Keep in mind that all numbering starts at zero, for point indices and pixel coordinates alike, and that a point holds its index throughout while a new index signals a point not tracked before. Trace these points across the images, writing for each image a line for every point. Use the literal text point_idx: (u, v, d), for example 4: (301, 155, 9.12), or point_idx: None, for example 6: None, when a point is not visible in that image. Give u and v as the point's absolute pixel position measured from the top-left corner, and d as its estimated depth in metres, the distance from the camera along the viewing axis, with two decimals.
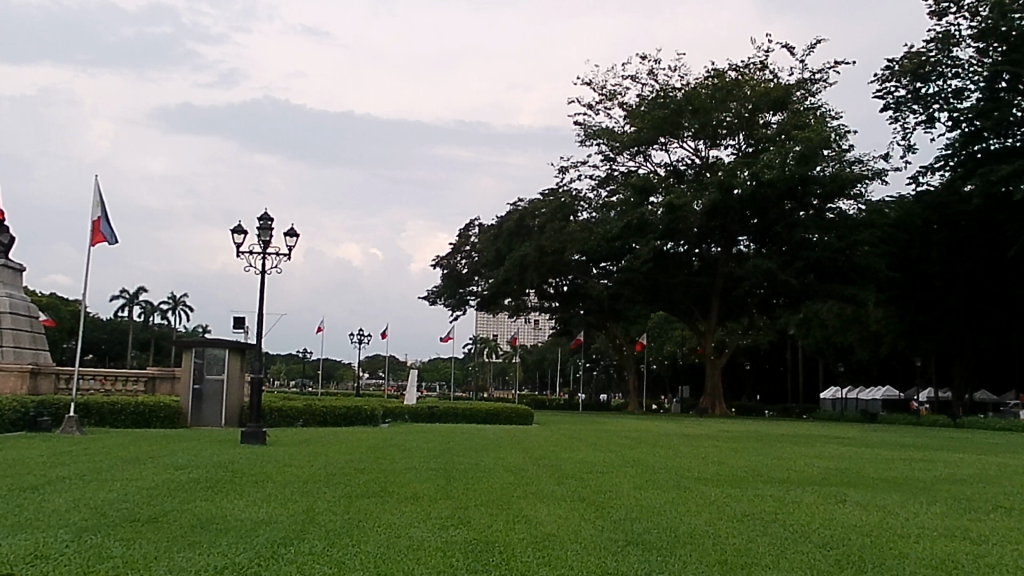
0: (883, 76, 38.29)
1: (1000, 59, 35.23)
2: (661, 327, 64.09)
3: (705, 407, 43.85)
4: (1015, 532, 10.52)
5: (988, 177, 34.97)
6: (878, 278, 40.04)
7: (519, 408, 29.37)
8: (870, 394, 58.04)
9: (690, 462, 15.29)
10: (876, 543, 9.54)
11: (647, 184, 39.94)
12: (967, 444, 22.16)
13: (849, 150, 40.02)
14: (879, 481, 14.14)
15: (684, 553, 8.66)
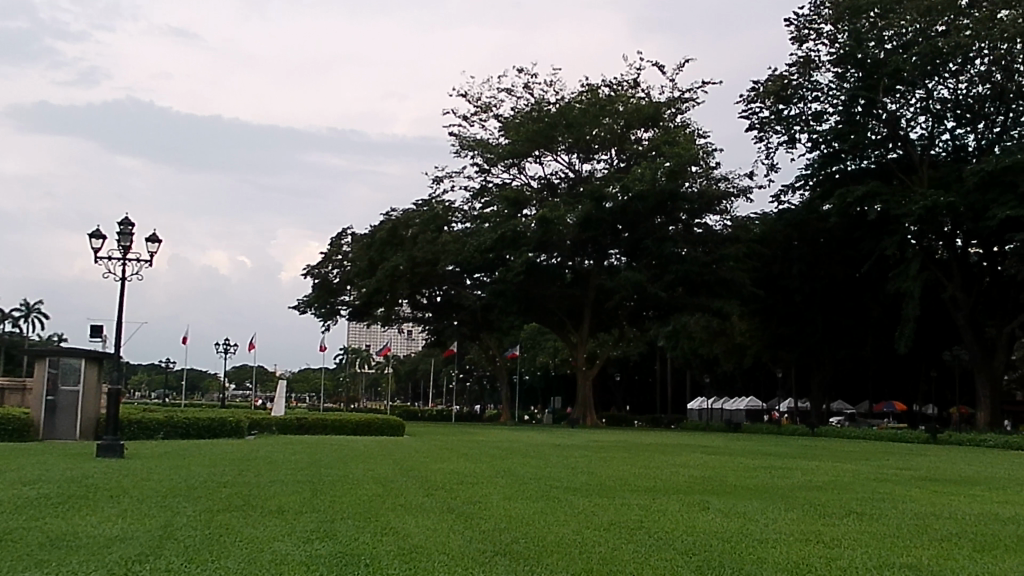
0: (748, 98, 39.65)
1: (856, 84, 36.97)
2: (534, 338, 64.74)
3: (576, 418, 44.41)
4: (866, 536, 11.00)
5: (845, 197, 36.72)
6: (742, 292, 41.41)
7: (391, 420, 29.10)
8: (734, 404, 59.80)
9: (559, 473, 15.43)
10: (737, 548, 9.84)
11: (520, 196, 40.51)
12: (820, 453, 22.98)
13: (716, 167, 41.34)
14: (739, 489, 14.60)
15: (551, 562, 8.72)
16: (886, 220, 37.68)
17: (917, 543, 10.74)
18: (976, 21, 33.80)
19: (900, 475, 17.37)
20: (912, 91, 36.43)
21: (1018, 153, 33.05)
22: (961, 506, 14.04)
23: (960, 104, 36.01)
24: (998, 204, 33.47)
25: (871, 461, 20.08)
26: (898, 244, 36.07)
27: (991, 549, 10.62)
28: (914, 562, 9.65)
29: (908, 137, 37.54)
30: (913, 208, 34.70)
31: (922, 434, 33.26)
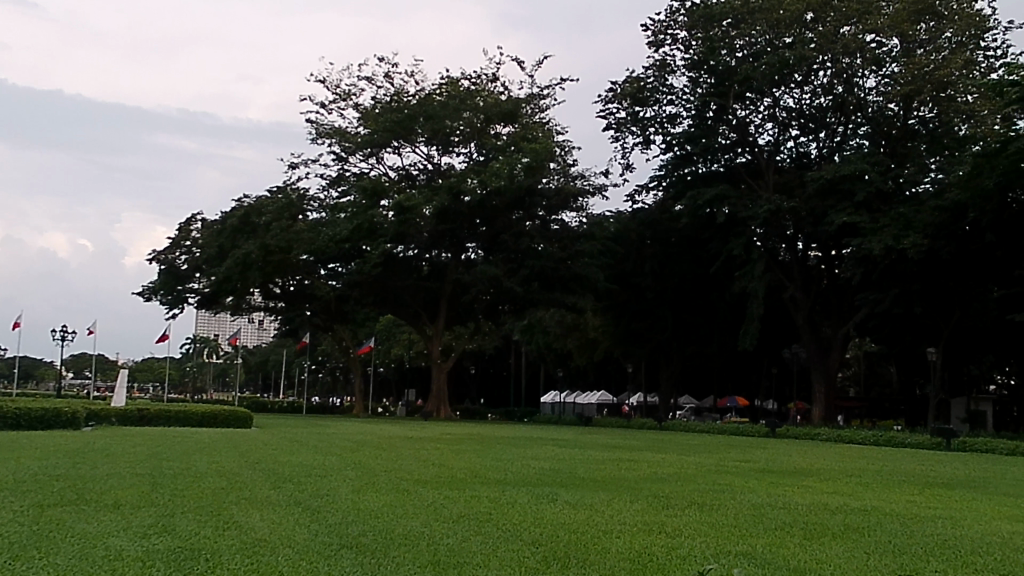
0: (606, 98, 40.40)
1: (707, 90, 38.19)
2: (389, 330, 64.39)
3: (430, 410, 44.41)
4: (706, 526, 11.41)
5: (695, 199, 37.95)
6: (595, 288, 42.32)
7: (238, 412, 28.35)
8: (586, 398, 60.99)
9: (411, 466, 15.37)
10: (582, 539, 10.04)
11: (378, 186, 40.14)
12: (666, 445, 23.74)
13: (573, 165, 42.05)
14: (586, 480, 14.90)
15: (397, 555, 8.67)
16: (733, 222, 39.12)
17: (754, 532, 11.22)
18: (820, 35, 35.40)
19: (741, 467, 18.09)
20: (760, 99, 37.85)
21: (856, 162, 34.89)
22: (794, 496, 14.74)
23: (804, 114, 37.62)
24: (836, 210, 35.27)
25: (714, 454, 20.83)
26: (744, 246, 37.50)
27: (819, 536, 11.20)
28: (749, 550, 10.07)
29: (756, 143, 39.00)
30: (759, 212, 36.27)
31: (761, 428, 34.76)
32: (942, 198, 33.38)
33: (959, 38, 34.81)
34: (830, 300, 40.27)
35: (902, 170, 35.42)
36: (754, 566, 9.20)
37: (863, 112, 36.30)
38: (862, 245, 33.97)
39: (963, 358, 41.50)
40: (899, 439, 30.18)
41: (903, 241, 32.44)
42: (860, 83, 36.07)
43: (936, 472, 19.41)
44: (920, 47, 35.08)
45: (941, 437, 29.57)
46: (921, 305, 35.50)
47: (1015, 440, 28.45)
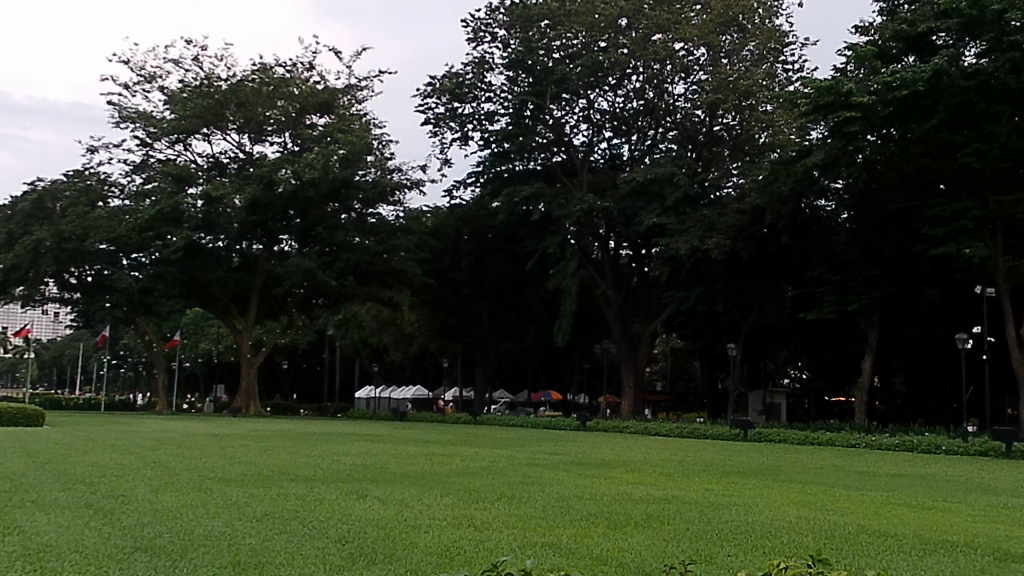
0: (424, 92, 40.35)
1: (525, 89, 38.74)
2: (197, 324, 62.16)
3: (239, 406, 43.14)
4: (513, 518, 11.54)
5: (512, 196, 38.47)
6: (412, 283, 42.25)
7: (28, 410, 26.52)
8: (401, 393, 60.80)
9: (216, 464, 14.88)
10: (390, 534, 9.99)
11: (186, 173, 38.68)
12: (477, 440, 23.95)
13: (390, 158, 41.85)
14: (398, 476, 14.87)
15: (195, 557, 8.36)
16: (547, 220, 39.88)
17: (561, 524, 11.44)
18: (632, 40, 36.55)
19: (551, 460, 18.50)
20: (575, 100, 38.73)
21: (664, 165, 36.28)
22: (601, 487, 15.17)
23: (617, 116, 38.75)
24: (645, 211, 36.53)
25: (525, 447, 21.20)
26: (558, 243, 38.30)
27: (623, 526, 11.54)
28: (554, 541, 10.26)
29: (571, 143, 39.88)
30: (573, 210, 37.14)
31: (573, 421, 35.60)
32: (743, 202, 35.24)
33: (762, 50, 36.79)
34: (638, 297, 41.64)
35: (707, 174, 37.16)
36: (557, 556, 9.38)
37: (673, 117, 37.80)
38: (669, 245, 35.37)
39: (760, 355, 43.82)
40: (701, 430, 31.56)
41: (707, 242, 34.00)
42: (670, 89, 37.56)
43: (732, 461, 20.43)
44: (725, 57, 36.85)
45: (739, 429, 31.16)
46: (723, 302, 37.30)
47: (804, 431, 30.33)
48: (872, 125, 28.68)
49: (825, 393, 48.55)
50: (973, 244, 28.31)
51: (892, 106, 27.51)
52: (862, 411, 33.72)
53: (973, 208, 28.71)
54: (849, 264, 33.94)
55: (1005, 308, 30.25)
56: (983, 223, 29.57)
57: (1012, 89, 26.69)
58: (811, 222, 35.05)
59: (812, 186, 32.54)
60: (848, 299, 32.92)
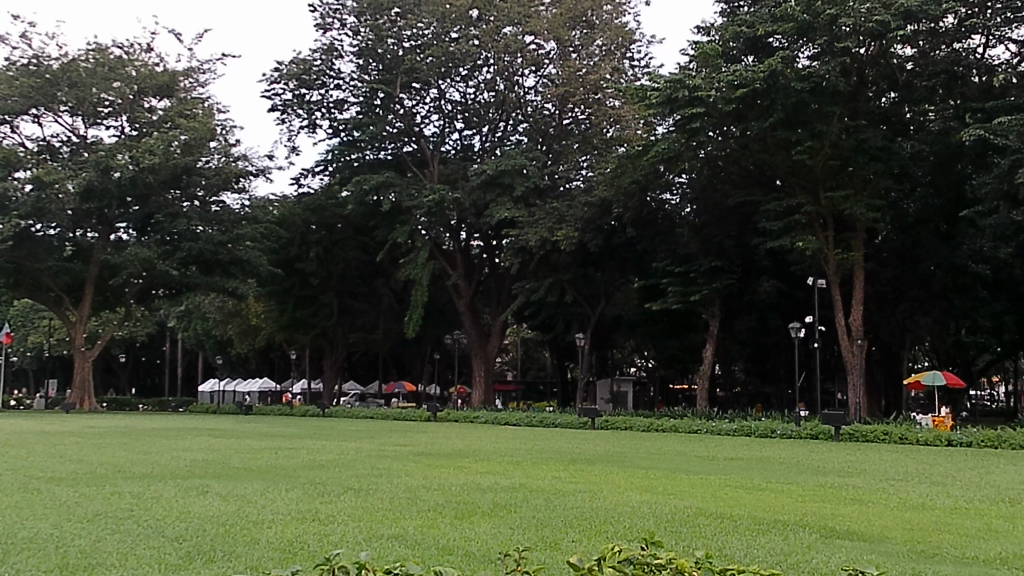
0: (271, 78, 39.39)
1: (375, 78, 38.31)
2: (25, 315, 58.87)
3: (72, 401, 41.18)
4: (361, 511, 11.45)
5: (361, 186, 38.07)
6: (258, 273, 41.26)
7: None
8: (246, 386, 59.29)
9: (45, 463, 14.15)
10: (231, 531, 9.74)
11: (13, 156, 36.58)
12: (320, 432, 23.59)
13: (235, 145, 40.69)
14: (241, 470, 14.51)
15: (18, 561, 7.92)
16: (398, 210, 39.66)
17: (408, 515, 11.41)
18: (483, 32, 36.67)
19: (400, 451, 18.42)
20: (426, 90, 38.58)
21: (515, 158, 36.63)
22: (450, 477, 15.24)
23: (468, 107, 38.82)
24: (496, 202, 36.76)
25: (372, 439, 21.06)
26: (408, 234, 38.16)
27: (470, 515, 11.62)
28: (401, 532, 10.22)
29: (422, 133, 39.75)
30: (423, 201, 37.05)
31: (424, 412, 35.57)
32: (591, 195, 35.99)
33: (610, 45, 37.18)
34: (489, 288, 41.90)
35: (556, 168, 38.50)
36: (404, 547, 9.35)
37: (523, 110, 38.26)
38: (519, 236, 35.80)
39: (608, 344, 44.79)
40: (551, 419, 32.10)
41: (556, 233, 34.57)
42: (520, 81, 37.99)
43: (579, 449, 20.89)
44: (574, 51, 37.35)
45: (587, 417, 31.82)
46: (571, 293, 37.99)
47: (649, 418, 31.23)
48: (713, 123, 29.74)
49: (669, 381, 50.08)
50: (806, 239, 29.82)
51: (733, 105, 28.63)
52: (703, 398, 34.98)
53: (806, 204, 30.18)
54: (691, 257, 35.13)
55: (835, 298, 31.89)
56: (815, 217, 31.17)
57: (841, 92, 28.14)
58: (656, 216, 36.34)
59: (657, 180, 33.50)
60: (691, 291, 34.07)
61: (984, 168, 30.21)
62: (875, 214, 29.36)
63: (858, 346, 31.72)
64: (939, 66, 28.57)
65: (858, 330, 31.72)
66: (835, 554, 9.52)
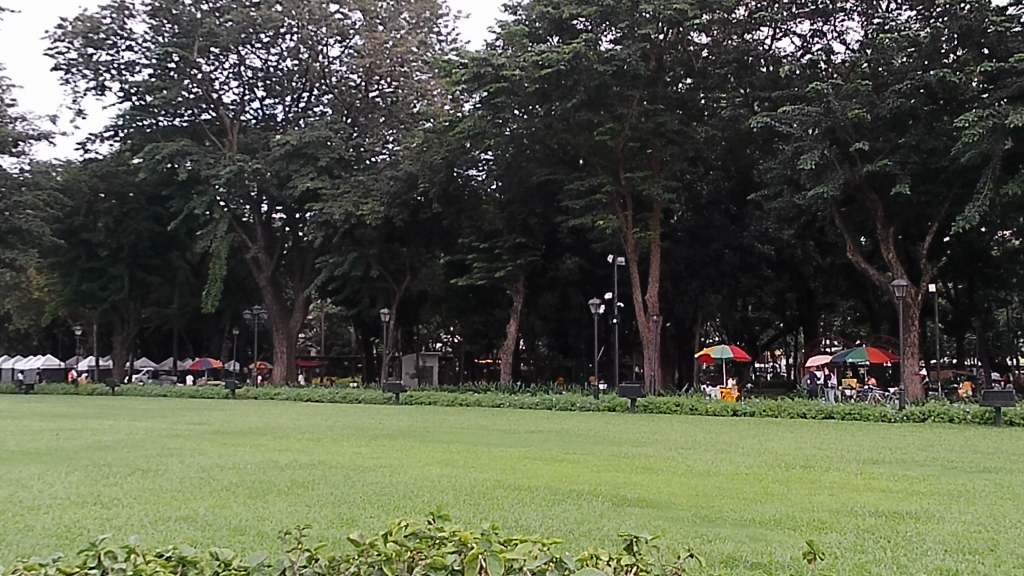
0: (54, 35, 36.86)
1: (170, 40, 36.32)
2: None
3: None
4: (146, 492, 10.97)
5: (154, 153, 36.32)
6: (39, 243, 38.69)
7: None
8: (27, 364, 55.72)
9: None
10: (2, 518, 9.09)
11: None
12: (107, 411, 22.46)
13: (13, 105, 37.89)
14: (17, 453, 13.59)
15: None
16: (195, 179, 38.10)
17: (198, 496, 11.02)
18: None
19: (194, 430, 17.76)
20: (225, 55, 37.13)
21: (319, 129, 35.94)
22: (245, 456, 14.83)
23: (270, 75, 37.63)
24: (299, 173, 35.93)
25: (164, 418, 20.19)
26: (206, 205, 36.82)
27: (265, 494, 11.35)
28: (189, 514, 9.85)
29: (220, 100, 38.27)
30: (222, 171, 35.74)
31: (221, 389, 34.48)
32: (398, 168, 35.86)
33: (416, 19, 37.17)
34: (293, 263, 40.78)
35: (361, 140, 37.90)
36: (193, 529, 9.03)
37: (327, 80, 37.55)
38: (323, 210, 35.16)
39: (414, 320, 44.83)
40: (354, 395, 31.86)
41: (361, 208, 34.24)
42: (324, 50, 37.19)
43: (382, 424, 20.76)
44: (381, 23, 36.94)
45: (391, 392, 31.75)
46: (377, 267, 37.74)
47: (452, 393, 31.50)
48: (518, 101, 30.23)
49: (473, 356, 50.75)
50: (607, 218, 30.82)
51: (538, 84, 29.40)
52: (507, 372, 35.56)
53: (606, 184, 31.17)
54: (496, 233, 35.59)
55: (633, 276, 33.07)
56: (615, 197, 32.09)
57: (641, 76, 29.12)
58: (462, 192, 36.22)
59: (463, 155, 33.73)
60: (496, 267, 34.54)
61: (771, 153, 32.06)
62: (671, 194, 30.70)
63: (653, 322, 33.05)
64: (730, 54, 29.70)
65: (654, 306, 33.04)
66: (625, 521, 9.90)
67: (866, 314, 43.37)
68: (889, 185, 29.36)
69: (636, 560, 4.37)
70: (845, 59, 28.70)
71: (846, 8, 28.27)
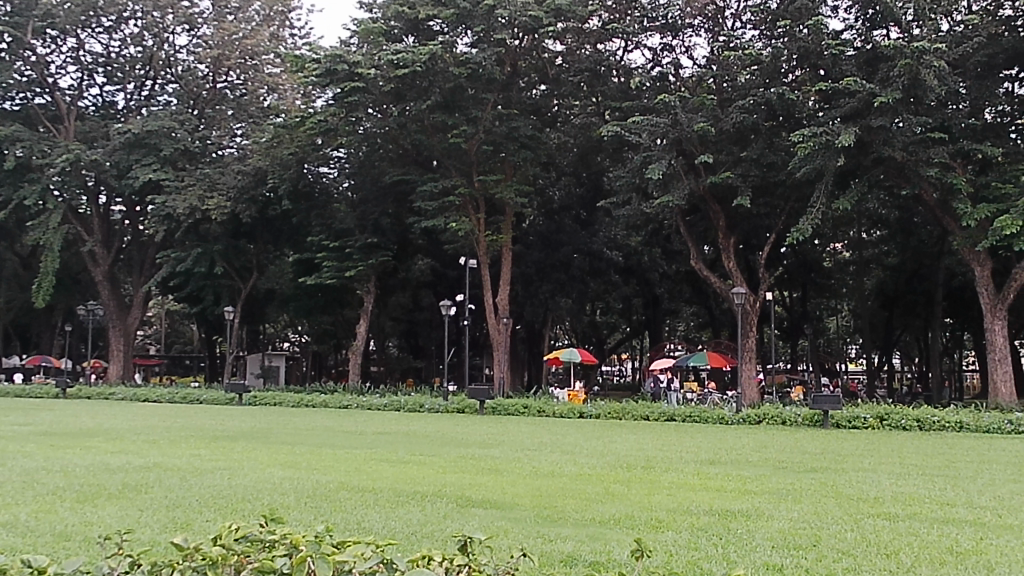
0: None
1: (0, 19, 34.12)
2: None
3: None
4: None
5: None
6: None
7: None
8: None
9: None
10: None
11: None
12: None
13: None
14: None
15: None
16: (27, 166, 36.14)
17: (21, 501, 10.44)
18: None
19: (20, 431, 16.84)
20: (62, 38, 35.31)
21: (162, 119, 34.57)
22: (75, 458, 14.15)
23: (111, 61, 36.00)
24: (140, 164, 34.56)
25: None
26: (38, 194, 34.79)
27: (95, 498, 10.86)
28: (9, 519, 9.31)
29: (56, 85, 36.39)
30: (56, 159, 34.00)
31: (50, 389, 32.79)
32: (246, 163, 35.22)
33: (268, 11, 36.57)
34: (133, 257, 39.46)
35: (207, 132, 36.41)
36: (15, 536, 8.54)
37: (172, 69, 36.26)
38: (166, 203, 33.90)
39: (260, 319, 43.81)
40: (194, 395, 30.88)
41: (206, 203, 33.24)
42: (170, 39, 35.92)
43: (222, 426, 20.15)
44: (230, 13, 36.10)
45: (234, 393, 30.94)
46: (221, 264, 36.70)
47: (297, 394, 30.92)
48: (372, 100, 30.00)
49: (322, 356, 50.08)
50: (460, 220, 30.89)
51: (393, 83, 29.13)
52: (355, 373, 35.17)
53: (459, 187, 31.24)
54: (347, 232, 35.16)
55: (485, 278, 33.24)
56: (467, 200, 32.17)
57: (496, 80, 29.31)
58: (313, 188, 35.91)
59: (314, 152, 33.41)
60: (346, 266, 34.10)
61: (620, 161, 32.78)
62: (523, 198, 31.07)
63: (504, 324, 33.28)
64: (583, 63, 30.33)
65: (504, 309, 33.28)
66: (468, 522, 9.92)
67: (708, 320, 44.93)
68: (731, 197, 30.54)
69: (469, 561, 4.35)
70: (693, 73, 29.64)
71: (694, 24, 29.12)
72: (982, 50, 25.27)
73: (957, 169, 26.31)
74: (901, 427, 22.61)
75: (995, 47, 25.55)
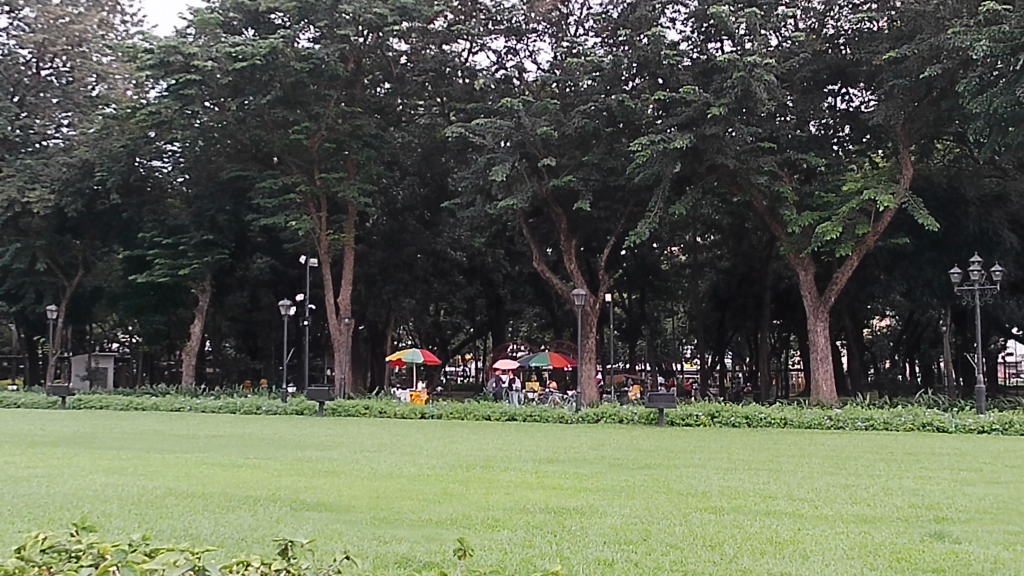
0: None
1: None
2: None
3: None
4: None
5: None
6: None
7: None
8: None
9: None
10: None
11: None
12: None
13: None
14: None
15: None
16: None
17: None
18: None
19: None
20: None
21: None
22: None
23: None
24: None
25: None
26: None
27: None
28: None
29: None
30: None
31: None
32: (71, 154, 33.58)
33: None
34: None
35: (29, 120, 34.11)
36: None
37: None
38: None
39: (87, 318, 41.83)
40: (13, 399, 29.17)
41: (28, 195, 31.54)
42: None
43: (44, 431, 19.10)
44: None
45: (57, 396, 29.41)
46: (44, 260, 34.85)
47: (126, 396, 29.64)
48: (209, 93, 29.09)
49: (154, 357, 48.21)
50: (301, 219, 30.28)
51: (230, 77, 28.25)
52: (189, 375, 33.97)
53: (300, 184, 30.65)
54: (181, 229, 33.99)
55: (326, 278, 32.69)
56: (309, 198, 31.61)
57: (339, 76, 28.89)
58: (146, 182, 34.55)
59: (146, 145, 32.12)
60: (181, 264, 32.95)
61: (463, 162, 32.93)
62: (365, 197, 30.80)
63: (345, 325, 32.79)
64: (428, 63, 30.37)
65: (346, 309, 32.79)
66: (301, 526, 9.74)
67: (549, 321, 45.68)
68: (572, 200, 31.14)
69: (285, 564, 4.32)
70: (536, 78, 30.07)
71: (537, 29, 29.70)
72: (806, 66, 26.76)
73: (783, 178, 27.68)
74: (731, 424, 23.56)
75: (820, 62, 27.01)
